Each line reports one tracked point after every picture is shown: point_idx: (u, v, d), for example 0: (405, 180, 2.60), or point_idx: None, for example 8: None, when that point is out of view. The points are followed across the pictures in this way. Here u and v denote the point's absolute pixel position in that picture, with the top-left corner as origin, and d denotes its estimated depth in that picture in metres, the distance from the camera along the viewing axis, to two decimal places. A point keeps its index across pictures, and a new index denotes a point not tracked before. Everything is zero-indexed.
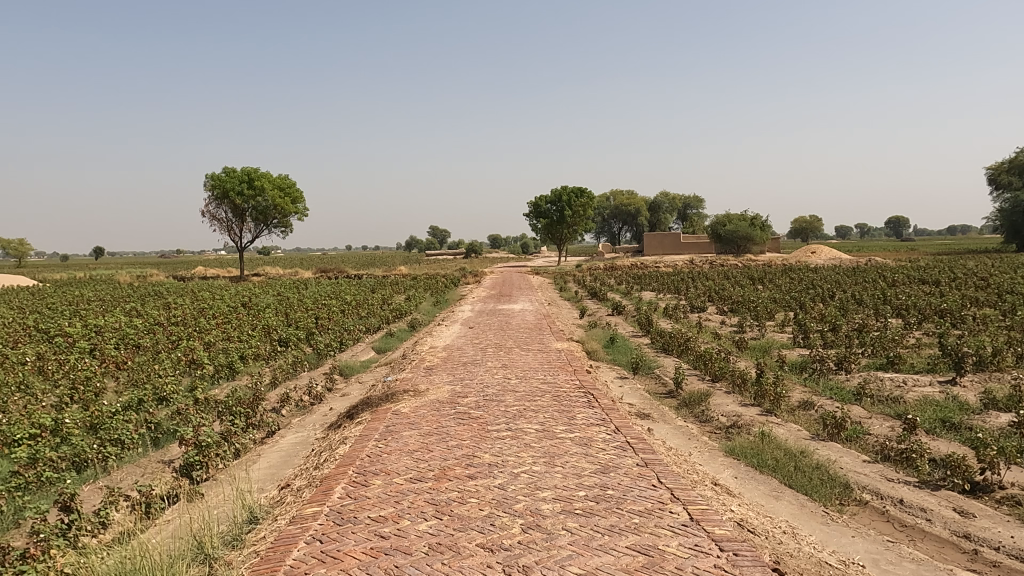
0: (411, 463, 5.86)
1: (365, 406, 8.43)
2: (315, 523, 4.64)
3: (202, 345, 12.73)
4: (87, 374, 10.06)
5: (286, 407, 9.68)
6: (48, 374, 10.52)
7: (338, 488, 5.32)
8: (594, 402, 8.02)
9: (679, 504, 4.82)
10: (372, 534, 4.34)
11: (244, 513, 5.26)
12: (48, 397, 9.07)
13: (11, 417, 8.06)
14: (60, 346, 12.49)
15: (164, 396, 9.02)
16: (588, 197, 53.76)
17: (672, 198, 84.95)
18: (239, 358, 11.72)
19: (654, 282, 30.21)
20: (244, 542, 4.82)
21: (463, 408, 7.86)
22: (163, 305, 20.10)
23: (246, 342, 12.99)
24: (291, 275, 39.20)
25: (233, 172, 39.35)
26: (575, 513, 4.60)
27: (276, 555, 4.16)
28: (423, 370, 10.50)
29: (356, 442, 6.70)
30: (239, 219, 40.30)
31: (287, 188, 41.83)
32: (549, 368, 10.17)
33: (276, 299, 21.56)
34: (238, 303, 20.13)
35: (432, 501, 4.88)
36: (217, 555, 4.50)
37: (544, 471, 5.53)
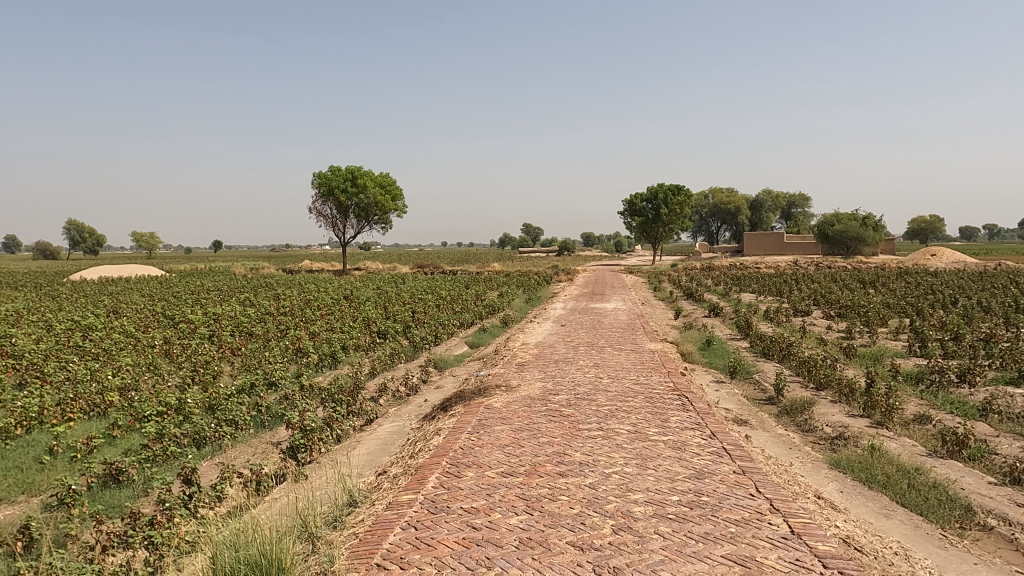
0: (503, 458, 5.92)
1: (459, 398, 8.63)
2: (410, 510, 4.79)
3: (307, 335, 13.45)
4: (206, 359, 10.87)
5: (383, 397, 10.04)
6: (172, 356, 11.46)
7: (432, 478, 5.48)
8: (689, 406, 7.80)
9: (779, 515, 4.62)
10: (464, 524, 4.42)
11: (344, 497, 5.52)
12: (173, 378, 9.87)
13: (141, 395, 8.86)
14: (184, 332, 13.57)
15: (273, 381, 9.61)
16: (686, 195, 52.22)
17: (775, 196, 81.14)
18: (341, 348, 12.30)
19: (755, 283, 29.01)
20: (344, 523, 5.05)
21: (554, 406, 7.86)
22: (274, 295, 21.41)
23: (347, 333, 13.62)
24: (390, 270, 40.62)
25: (339, 171, 41.27)
26: (667, 518, 4.50)
27: (373, 539, 4.33)
28: (515, 366, 10.60)
29: (449, 434, 6.85)
30: (343, 215, 42.24)
31: (389, 185, 43.28)
32: (643, 369, 10.00)
33: (376, 293, 22.43)
34: (341, 296, 21.11)
35: (523, 496, 4.92)
36: (320, 534, 4.75)
37: (637, 473, 5.44)
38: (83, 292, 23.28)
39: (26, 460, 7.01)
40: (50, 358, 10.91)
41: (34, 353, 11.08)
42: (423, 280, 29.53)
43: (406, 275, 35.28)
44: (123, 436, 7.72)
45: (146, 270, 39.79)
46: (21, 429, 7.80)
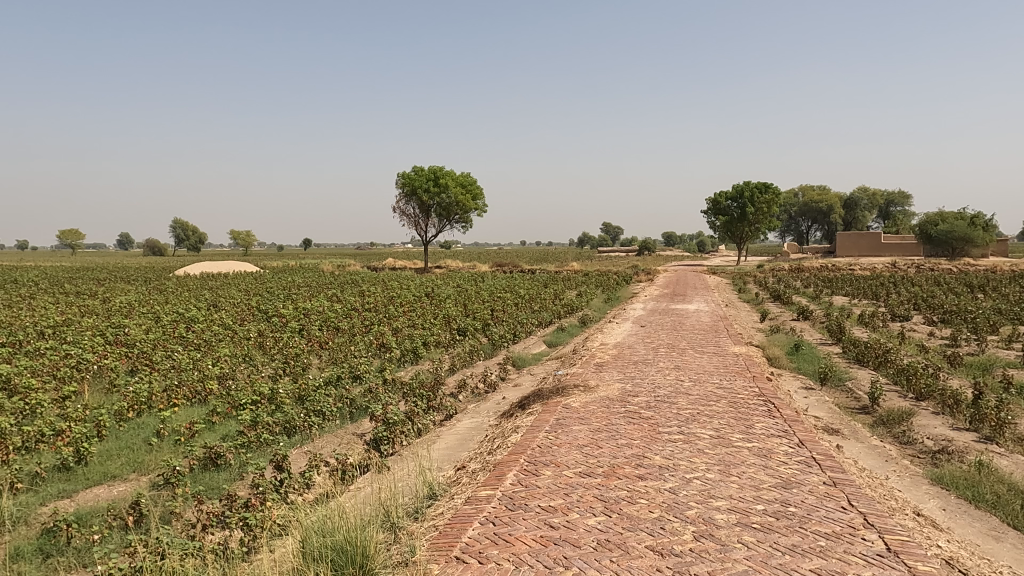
0: (580, 458, 5.89)
1: (537, 397, 8.66)
2: (489, 506, 4.85)
3: (391, 330, 13.86)
4: (296, 352, 11.39)
5: (462, 393, 10.22)
6: (265, 348, 12.08)
7: (511, 475, 5.53)
8: (775, 413, 7.50)
9: (874, 531, 4.37)
10: (542, 523, 4.43)
11: (425, 489, 5.65)
12: (266, 369, 10.40)
13: (237, 384, 9.40)
14: (277, 325, 14.28)
15: (358, 374, 9.97)
16: (774, 193, 50.17)
17: (872, 194, 76.73)
18: (422, 344, 12.60)
19: (849, 285, 27.54)
20: (424, 515, 5.17)
21: (634, 407, 7.74)
22: (359, 292, 22.18)
23: (429, 330, 13.93)
24: (470, 268, 41.19)
25: (421, 171, 42.25)
26: (752, 527, 4.34)
27: (453, 532, 4.41)
28: (594, 366, 10.51)
29: (527, 432, 6.88)
30: (426, 215, 43.24)
31: (470, 184, 43.87)
32: (726, 373, 9.70)
33: (456, 290, 22.79)
34: (423, 293, 21.61)
35: (601, 497, 4.88)
36: (402, 525, 4.89)
37: (719, 480, 5.28)
38: (187, 287, 24.95)
39: (137, 441, 7.59)
40: (158, 347, 11.76)
41: (144, 342, 11.97)
42: (502, 279, 29.75)
43: (486, 273, 35.75)
44: (221, 422, 8.21)
45: (243, 266, 42.15)
46: (132, 412, 8.46)
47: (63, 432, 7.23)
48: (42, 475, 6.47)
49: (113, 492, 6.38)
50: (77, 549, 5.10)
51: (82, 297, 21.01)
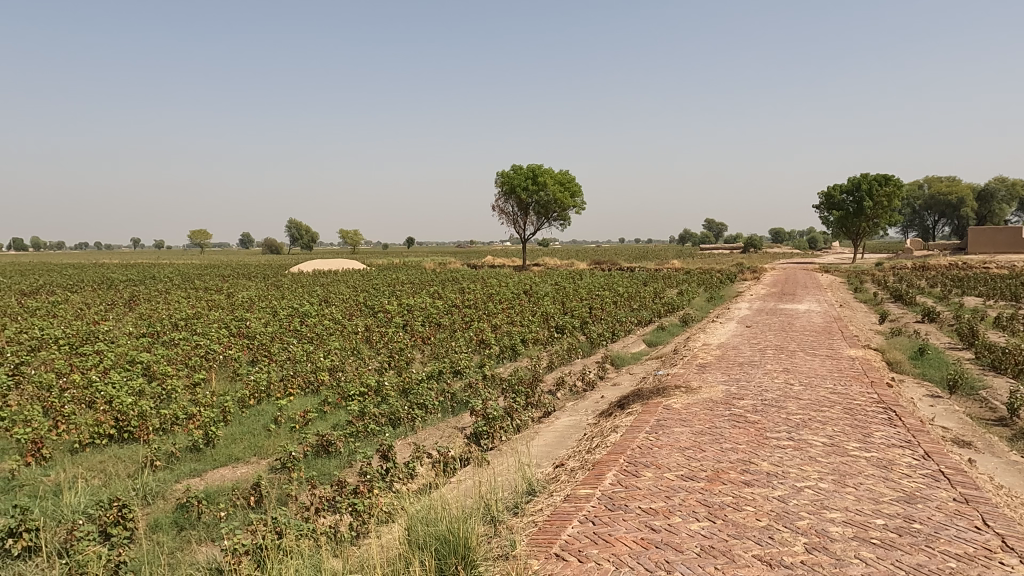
0: (682, 461, 5.74)
1: (637, 397, 8.52)
2: (588, 504, 4.83)
3: (490, 327, 14.10)
4: (400, 346, 11.83)
5: (560, 391, 10.24)
6: (372, 342, 12.61)
7: (610, 474, 5.48)
8: (897, 421, 6.98)
9: (1014, 556, 3.97)
10: (643, 525, 4.36)
11: (524, 485, 5.71)
12: (373, 362, 10.86)
13: (346, 376, 9.90)
14: (383, 321, 14.89)
15: (458, 369, 10.23)
16: (896, 185, 46.64)
17: (1011, 185, 69.75)
18: (521, 342, 12.73)
19: (984, 285, 25.14)
20: (524, 510, 5.22)
21: (739, 411, 7.45)
22: (460, 289, 22.68)
23: (527, 327, 14.05)
24: (568, 266, 41.11)
25: (521, 170, 42.67)
26: (871, 543, 4.07)
27: (552, 530, 4.43)
28: (696, 367, 10.21)
29: (627, 433, 6.80)
30: (524, 213, 43.66)
31: (569, 182, 43.73)
32: (841, 377, 9.14)
33: (555, 289, 22.83)
34: (521, 291, 21.81)
35: (704, 502, 4.74)
36: (502, 519, 4.96)
37: (833, 490, 4.98)
38: (300, 283, 26.50)
39: (258, 426, 8.15)
40: (276, 339, 12.57)
41: (263, 335, 12.83)
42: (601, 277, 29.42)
43: (584, 271, 35.58)
44: (331, 412, 8.66)
45: (350, 264, 44.21)
46: (253, 400, 9.09)
47: (195, 416, 7.90)
48: (177, 454, 7.09)
49: (237, 473, 6.88)
50: (207, 524, 5.54)
51: (210, 292, 22.81)
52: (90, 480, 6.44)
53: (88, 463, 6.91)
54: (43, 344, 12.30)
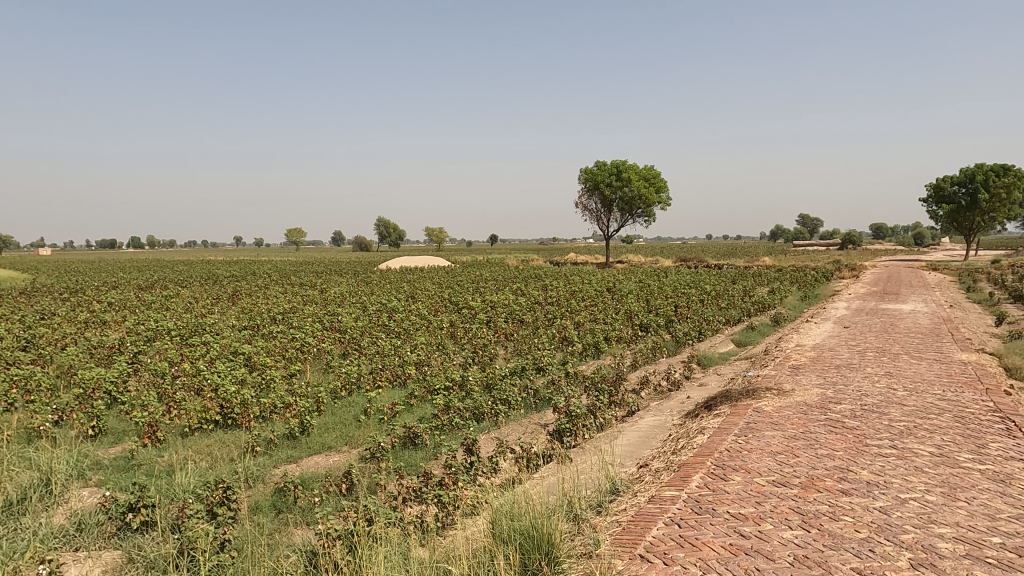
0: (775, 466, 5.52)
1: (725, 398, 8.26)
2: (674, 507, 4.73)
3: (573, 325, 14.06)
4: (484, 342, 11.98)
5: (645, 390, 10.08)
6: (456, 337, 12.86)
7: (697, 477, 5.35)
8: (1016, 432, 6.42)
9: None
10: (732, 530, 4.22)
11: (607, 483, 5.66)
12: (457, 357, 11.06)
13: (432, 370, 10.14)
14: (467, 317, 15.14)
15: (541, 366, 10.26)
16: (1017, 176, 42.89)
17: None
18: (604, 339, 12.62)
19: None
20: (607, 509, 5.18)
21: (836, 416, 7.08)
22: (543, 286, 22.74)
23: (610, 325, 13.90)
24: (653, 263, 40.37)
25: (605, 166, 42.31)
26: (985, 562, 3.77)
27: (637, 530, 4.37)
28: (789, 369, 9.78)
29: (714, 435, 6.60)
30: (608, 209, 43.28)
31: (654, 177, 42.90)
32: (951, 383, 8.50)
33: (638, 286, 22.48)
34: (604, 288, 21.61)
35: (797, 510, 4.53)
36: (585, 517, 4.94)
37: (942, 504, 4.64)
38: (389, 280, 27.38)
39: (349, 417, 8.50)
40: (365, 333, 13.06)
41: (354, 329, 13.34)
42: (687, 275, 28.71)
43: (669, 268, 34.85)
44: (418, 405, 8.90)
45: (435, 261, 45.26)
46: (344, 391, 9.47)
47: (292, 405, 8.33)
48: (275, 440, 7.50)
49: (329, 461, 7.18)
50: (302, 507, 5.84)
51: (305, 287, 23.95)
52: (199, 462, 6.91)
53: (197, 446, 7.42)
54: (158, 334, 13.31)
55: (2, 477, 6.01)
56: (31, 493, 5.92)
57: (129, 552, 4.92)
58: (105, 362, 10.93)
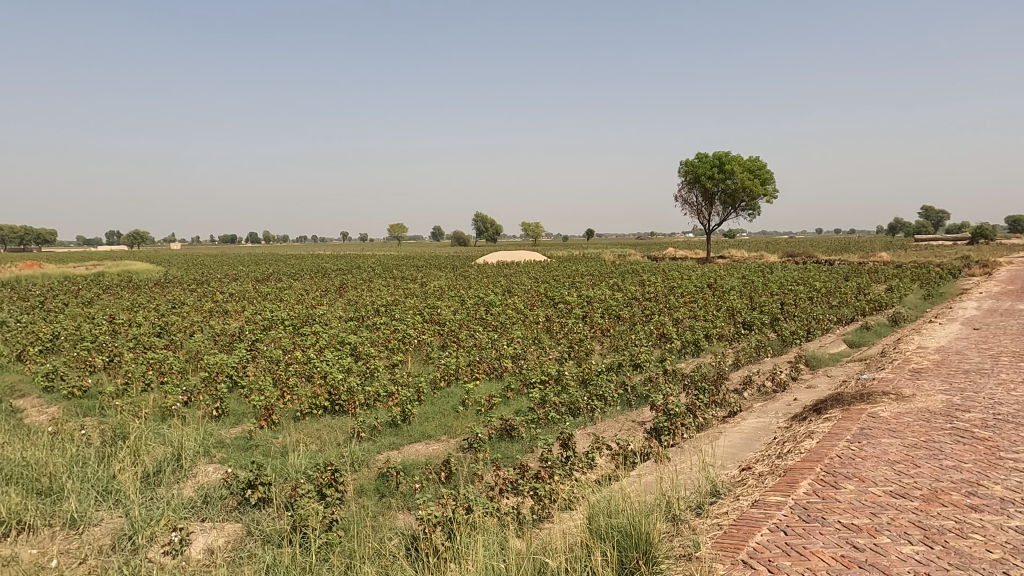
0: (892, 476, 5.16)
1: (836, 402, 7.80)
2: (780, 513, 4.53)
3: (671, 321, 13.76)
4: (580, 337, 11.94)
5: (747, 391, 9.70)
6: (552, 331, 12.88)
7: (805, 483, 5.09)
8: None
9: None
10: (844, 541, 3.99)
11: (707, 485, 5.49)
12: (553, 351, 11.10)
13: (528, 364, 10.23)
14: (562, 311, 15.15)
15: (638, 363, 10.11)
16: None
17: None
18: (704, 337, 12.25)
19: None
20: (708, 511, 5.03)
21: (964, 425, 6.51)
22: (640, 281, 22.35)
23: (711, 322, 13.48)
24: (757, 258, 38.76)
25: (706, 157, 40.99)
26: None
27: (740, 535, 4.22)
28: (909, 372, 9.10)
29: (824, 440, 6.26)
30: (709, 202, 41.93)
31: (760, 168, 41.05)
32: None
33: (741, 282, 21.65)
34: (704, 284, 20.95)
35: (918, 524, 4.22)
36: (685, 518, 4.83)
37: None
38: (486, 273, 27.85)
39: (448, 407, 8.73)
40: (463, 326, 13.36)
41: (452, 322, 13.68)
42: (794, 271, 27.29)
43: (774, 264, 33.29)
44: (514, 397, 9.01)
45: (532, 256, 45.57)
46: (443, 382, 9.73)
47: (395, 394, 8.67)
48: (379, 427, 7.84)
49: (429, 449, 7.40)
50: (403, 492, 6.07)
51: (407, 281, 24.82)
52: (309, 444, 7.32)
53: (308, 430, 7.88)
54: (273, 323, 14.22)
55: (141, 450, 6.63)
56: (165, 466, 6.50)
57: (248, 525, 5.30)
58: (227, 348, 11.80)
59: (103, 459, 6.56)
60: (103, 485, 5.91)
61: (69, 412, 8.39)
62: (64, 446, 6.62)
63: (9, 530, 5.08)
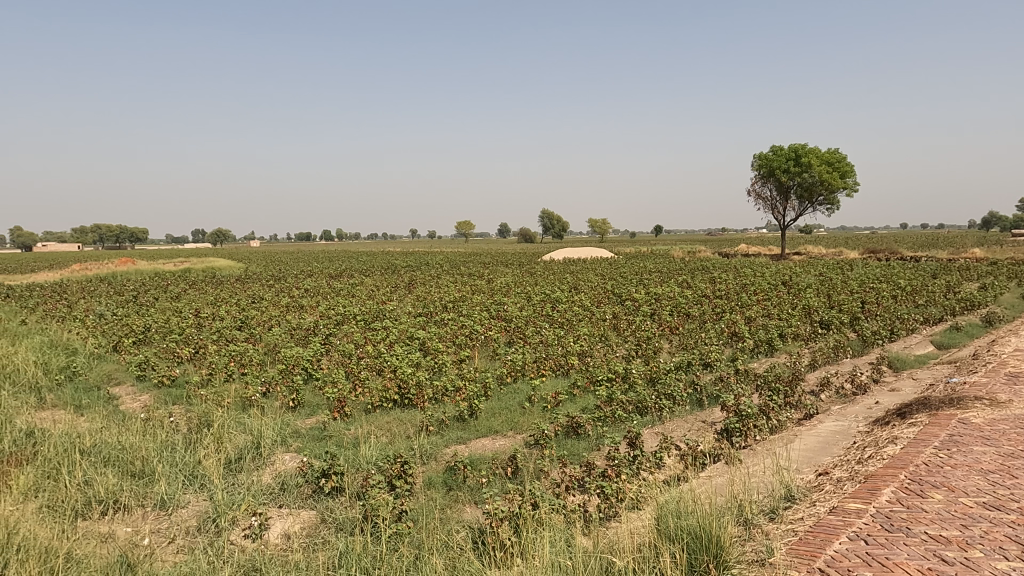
0: (985, 486, 4.84)
1: (922, 406, 7.38)
2: (860, 521, 4.33)
3: (743, 319, 13.37)
4: (648, 335, 11.76)
5: (825, 393, 9.31)
6: (619, 329, 12.75)
7: (888, 491, 4.84)
8: None
9: None
10: (930, 553, 3.78)
11: (782, 490, 5.31)
12: (620, 349, 10.98)
13: (595, 361, 10.16)
14: (630, 308, 14.96)
15: (708, 362, 9.87)
16: None
17: None
18: (778, 336, 11.84)
19: None
20: (782, 516, 4.87)
21: None
22: (710, 278, 21.79)
23: (786, 321, 13.01)
24: (836, 254, 37.04)
25: (782, 150, 39.58)
26: None
27: (816, 543, 4.06)
28: (1005, 376, 8.51)
29: (909, 447, 5.93)
30: (785, 197, 40.47)
31: (839, 161, 39.22)
32: None
33: (819, 279, 20.79)
34: (779, 281, 20.25)
35: (1015, 539, 3.94)
36: (757, 523, 4.69)
37: None
38: (552, 270, 27.82)
39: (514, 403, 8.77)
40: (529, 323, 13.40)
41: (519, 318, 13.74)
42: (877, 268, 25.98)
43: (854, 261, 31.77)
44: (581, 395, 8.97)
45: (599, 252, 45.22)
46: (510, 378, 9.79)
47: (462, 390, 8.79)
48: (446, 421, 7.96)
49: (496, 444, 7.45)
50: (470, 486, 6.15)
51: (474, 278, 25.14)
52: (379, 436, 7.52)
53: (379, 422, 8.09)
54: (346, 318, 14.67)
55: (224, 438, 6.98)
56: (245, 453, 6.82)
57: (321, 512, 5.48)
58: (302, 342, 12.26)
59: (189, 445, 6.93)
60: (190, 469, 6.26)
61: (159, 400, 8.92)
62: (155, 432, 7.04)
63: (106, 509, 5.45)
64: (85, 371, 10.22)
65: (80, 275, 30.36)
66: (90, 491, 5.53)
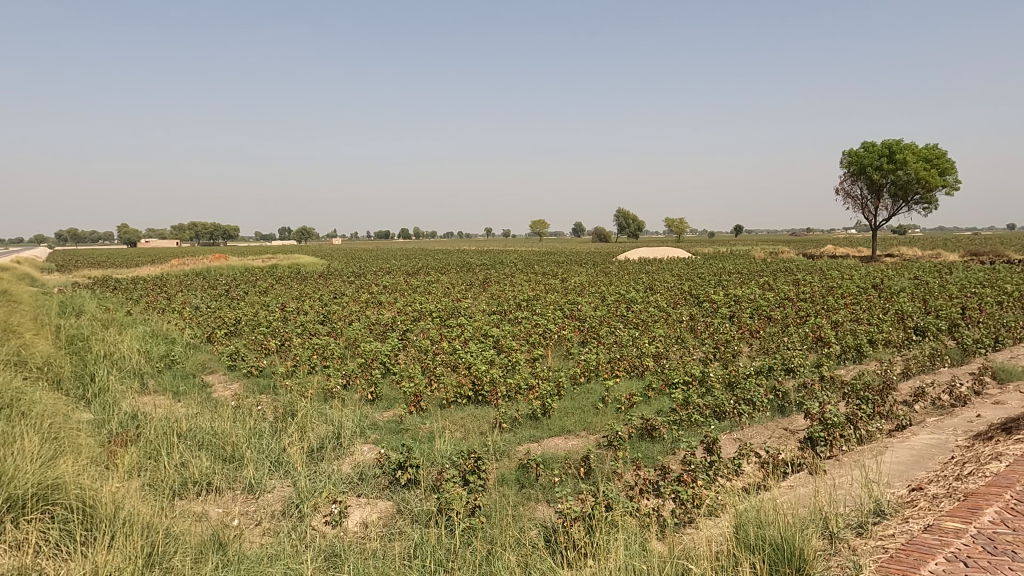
0: None
1: None
2: (959, 541, 4.06)
3: (829, 324, 12.77)
4: (726, 338, 11.44)
5: (919, 403, 8.78)
6: (696, 331, 12.45)
7: (991, 511, 4.51)
8: None
9: None
10: None
11: (871, 504, 5.05)
12: (696, 352, 10.73)
13: (671, 363, 9.97)
14: (707, 310, 14.58)
15: (791, 367, 9.50)
16: None
17: None
18: (867, 342, 11.26)
19: None
20: (871, 530, 4.63)
21: None
22: (794, 280, 20.94)
23: (876, 326, 12.34)
24: (933, 256, 34.86)
25: (874, 146, 37.61)
26: None
27: (909, 562, 3.83)
28: None
29: (1016, 465, 5.50)
30: (876, 195, 38.42)
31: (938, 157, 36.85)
32: None
33: (914, 283, 19.59)
34: (869, 284, 19.24)
35: None
36: (843, 537, 4.47)
37: None
38: (627, 270, 27.46)
39: (588, 403, 8.72)
40: (603, 322, 13.29)
41: (593, 318, 13.65)
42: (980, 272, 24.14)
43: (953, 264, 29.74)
44: (656, 397, 8.82)
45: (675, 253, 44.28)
46: (584, 377, 9.75)
47: (535, 388, 8.82)
48: (520, 419, 8.01)
49: (568, 444, 7.43)
50: (543, 485, 6.16)
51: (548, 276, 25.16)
52: (454, 432, 7.65)
53: (453, 417, 8.23)
54: (422, 314, 15.00)
55: (307, 427, 7.28)
56: (327, 443, 7.09)
57: (397, 503, 5.63)
58: (380, 337, 12.61)
59: (275, 433, 7.27)
60: (276, 456, 6.56)
61: (248, 389, 9.40)
62: (245, 420, 7.43)
63: (200, 489, 5.80)
64: (182, 360, 10.90)
65: (178, 269, 32.22)
66: (186, 472, 5.90)
